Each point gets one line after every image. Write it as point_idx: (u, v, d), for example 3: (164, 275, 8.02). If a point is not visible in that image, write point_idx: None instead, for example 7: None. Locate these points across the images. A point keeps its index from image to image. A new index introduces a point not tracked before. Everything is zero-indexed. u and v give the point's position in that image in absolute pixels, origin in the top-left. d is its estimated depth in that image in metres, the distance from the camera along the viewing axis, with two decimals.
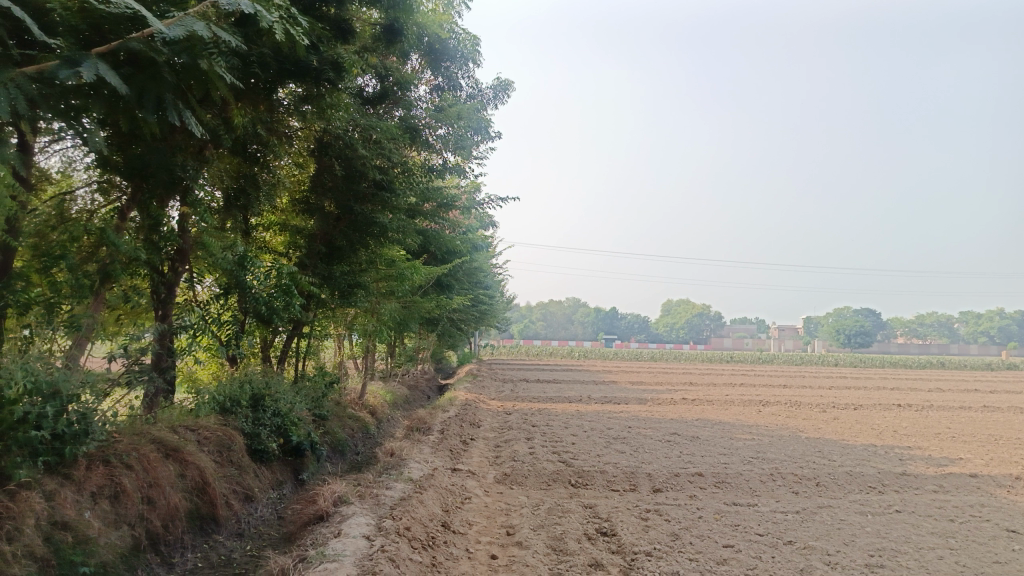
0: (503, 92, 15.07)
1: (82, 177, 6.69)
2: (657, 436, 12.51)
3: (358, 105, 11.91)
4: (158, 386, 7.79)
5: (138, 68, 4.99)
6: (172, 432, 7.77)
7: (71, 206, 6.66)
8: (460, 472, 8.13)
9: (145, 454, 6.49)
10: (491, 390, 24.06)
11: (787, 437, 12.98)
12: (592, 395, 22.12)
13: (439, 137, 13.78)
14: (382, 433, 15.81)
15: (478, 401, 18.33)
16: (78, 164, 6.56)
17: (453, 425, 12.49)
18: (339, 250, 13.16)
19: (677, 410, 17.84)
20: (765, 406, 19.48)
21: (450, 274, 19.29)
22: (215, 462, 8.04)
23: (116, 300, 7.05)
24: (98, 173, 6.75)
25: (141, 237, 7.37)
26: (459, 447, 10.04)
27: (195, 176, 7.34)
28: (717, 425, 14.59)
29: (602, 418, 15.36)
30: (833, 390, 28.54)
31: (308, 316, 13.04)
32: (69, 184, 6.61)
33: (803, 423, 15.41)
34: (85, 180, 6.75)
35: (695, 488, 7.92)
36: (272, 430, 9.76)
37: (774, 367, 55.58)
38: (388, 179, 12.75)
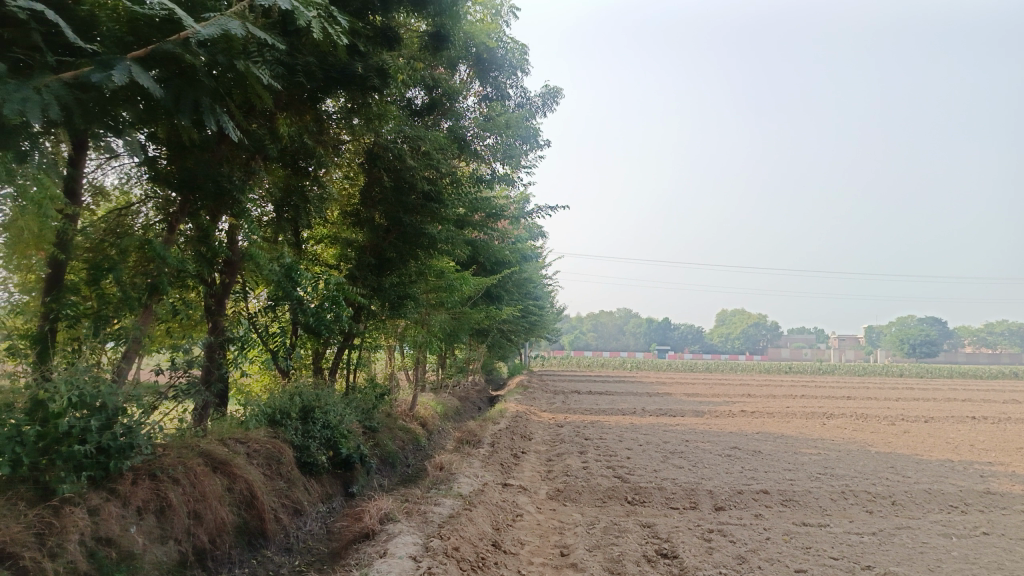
0: (552, 99, 14.83)
1: (140, 196, 6.89)
2: (716, 450, 12.02)
3: (406, 115, 11.86)
4: (206, 398, 7.77)
5: (174, 72, 4.90)
6: (221, 445, 7.71)
7: (128, 222, 6.80)
8: (512, 487, 7.86)
9: (192, 468, 6.39)
10: (542, 402, 23.75)
11: (856, 451, 12.32)
12: (646, 407, 21.59)
13: (488, 146, 13.58)
14: (433, 445, 15.65)
15: (529, 413, 18.04)
16: (135, 179, 6.74)
17: (504, 438, 12.23)
18: (388, 262, 13.08)
19: (736, 423, 17.23)
20: (829, 419, 18.68)
21: (500, 285, 19.10)
22: (264, 475, 7.95)
23: (164, 313, 6.98)
24: (156, 190, 6.86)
25: (190, 249, 7.31)
26: (510, 461, 9.77)
27: (241, 187, 7.23)
28: (779, 439, 13.98)
29: (658, 431, 14.89)
30: (900, 401, 27.31)
31: (358, 327, 12.98)
32: (127, 201, 6.84)
33: (871, 437, 14.67)
34: (143, 199, 6.93)
35: (760, 507, 7.48)
36: (322, 442, 9.65)
37: (835, 377, 53.77)
38: (436, 189, 12.65)
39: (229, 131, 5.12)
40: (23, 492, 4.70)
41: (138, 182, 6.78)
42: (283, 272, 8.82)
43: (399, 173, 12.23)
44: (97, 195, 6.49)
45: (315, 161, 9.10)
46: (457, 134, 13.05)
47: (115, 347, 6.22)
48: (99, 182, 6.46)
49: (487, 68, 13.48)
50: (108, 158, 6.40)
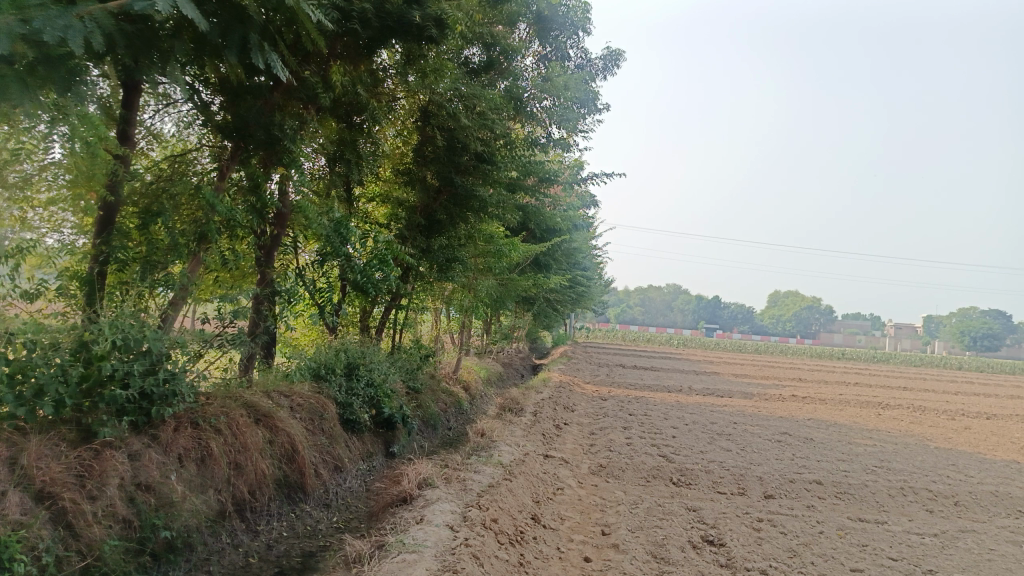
0: (614, 63, 14.31)
1: (197, 144, 6.85)
2: (765, 434, 11.62)
3: (463, 73, 11.57)
4: (252, 350, 7.78)
5: (223, 5, 4.73)
6: (265, 397, 7.69)
7: (184, 167, 6.75)
8: (553, 459, 7.67)
9: (235, 418, 6.35)
10: (586, 373, 23.51)
11: (913, 445, 11.79)
12: (692, 386, 21.16)
13: (545, 109, 13.21)
14: (475, 410, 15.60)
15: (573, 384, 17.83)
16: (193, 126, 6.66)
17: (547, 408, 12.05)
18: (438, 222, 12.90)
19: (785, 407, 16.73)
20: (884, 409, 17.99)
21: (550, 253, 18.81)
22: (306, 430, 7.92)
23: (213, 261, 6.87)
24: (215, 140, 6.88)
25: (241, 198, 7.20)
26: (553, 432, 9.58)
27: (293, 137, 7.04)
28: (831, 427, 13.49)
29: (705, 411, 14.54)
30: (960, 395, 26.19)
31: (406, 287, 12.89)
32: (185, 149, 6.80)
33: (930, 431, 14.03)
34: (200, 147, 6.89)
35: (813, 499, 7.15)
36: (365, 400, 9.61)
37: (890, 367, 52.13)
38: (490, 151, 12.39)
39: (278, 69, 5.07)
40: (65, 433, 4.70)
41: (195, 132, 6.76)
42: (333, 228, 8.70)
43: (453, 132, 12.01)
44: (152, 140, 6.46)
45: (369, 115, 8.92)
46: (515, 94, 12.71)
47: (163, 294, 6.19)
48: (156, 129, 6.44)
49: (547, 26, 13.12)
50: (166, 104, 6.35)
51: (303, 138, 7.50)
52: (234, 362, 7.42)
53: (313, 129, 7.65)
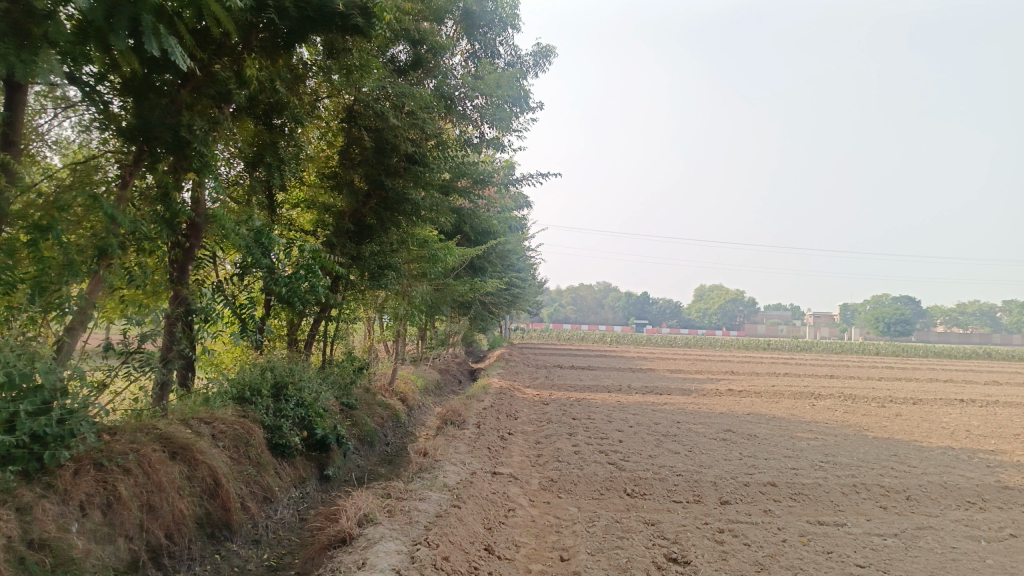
0: (545, 60, 13.98)
1: (100, 150, 6.07)
2: (710, 433, 11.52)
3: (389, 71, 11.04)
4: (165, 374, 7.11)
5: None
6: (183, 427, 7.00)
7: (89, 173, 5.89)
8: (502, 476, 7.24)
9: (146, 454, 5.67)
10: (524, 376, 23.22)
11: (853, 437, 11.92)
12: (630, 384, 21.13)
13: (476, 108, 12.80)
14: (413, 422, 15.05)
15: (513, 390, 17.48)
16: (94, 130, 5.96)
17: (490, 417, 11.63)
18: (369, 228, 12.31)
19: (724, 402, 16.81)
20: (818, 400, 18.35)
21: (484, 257, 18.41)
22: (231, 460, 7.27)
23: (116, 280, 6.10)
24: (120, 144, 6.09)
25: (147, 208, 6.44)
26: (498, 445, 9.16)
27: (204, 139, 6.43)
28: (772, 421, 13.55)
29: (647, 410, 14.41)
30: (883, 381, 27.11)
31: (336, 297, 12.24)
32: (87, 154, 6.01)
33: (865, 420, 14.27)
34: (103, 153, 6.08)
35: (769, 503, 6.97)
36: (295, 422, 8.96)
37: (815, 355, 53.85)
38: (421, 152, 11.90)
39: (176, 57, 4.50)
40: None
41: (96, 135, 6.01)
42: (254, 237, 8.04)
43: (380, 133, 11.44)
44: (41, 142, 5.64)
45: (290, 114, 8.34)
46: (444, 93, 12.22)
47: (61, 318, 5.45)
48: (47, 133, 5.66)
49: (475, 23, 12.70)
50: (61, 105, 5.66)
51: (215, 139, 6.84)
52: (145, 389, 6.72)
53: (226, 130, 7.01)
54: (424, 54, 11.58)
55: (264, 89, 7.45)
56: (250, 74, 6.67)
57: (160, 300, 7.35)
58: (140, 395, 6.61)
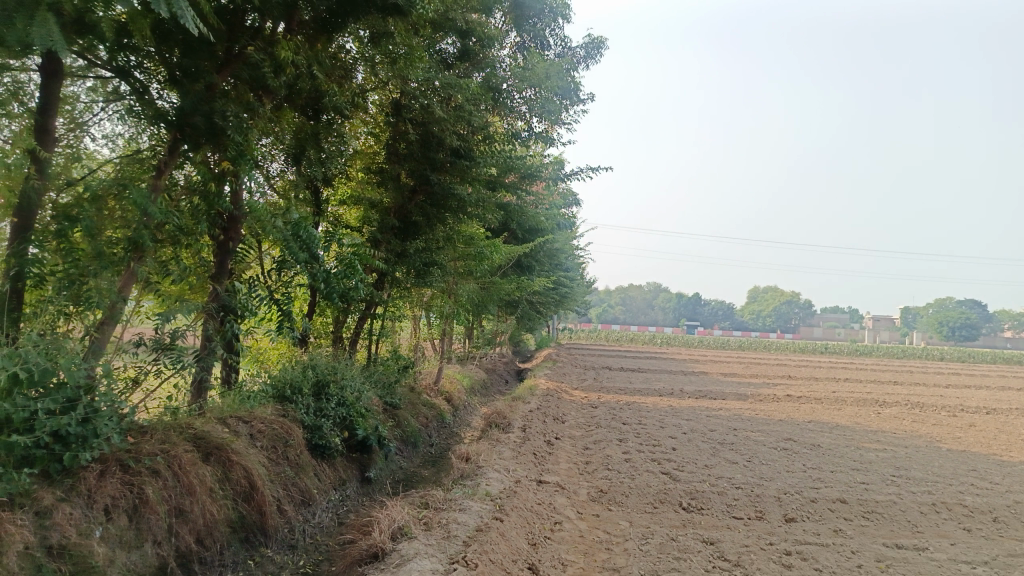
0: (596, 52, 13.47)
1: (146, 144, 5.94)
2: (770, 442, 10.89)
3: (435, 62, 10.75)
4: (203, 368, 6.96)
5: None
6: (219, 426, 6.79)
7: (126, 164, 5.75)
8: (548, 486, 6.83)
9: (177, 455, 5.43)
10: (572, 378, 22.75)
11: (925, 449, 11.12)
12: (682, 388, 20.47)
13: (524, 100, 12.37)
14: (458, 422, 14.76)
15: (561, 391, 17.04)
16: (132, 120, 5.78)
17: (536, 420, 11.23)
18: (414, 225, 12.04)
19: (782, 408, 16.06)
20: (883, 407, 17.40)
21: (532, 255, 18.01)
22: (268, 461, 7.04)
23: (151, 274, 5.90)
24: (157, 133, 5.93)
25: (182, 199, 6.29)
26: (544, 451, 8.75)
27: (239, 125, 6.22)
28: (835, 430, 12.80)
29: (700, 416, 13.80)
30: (952, 388, 25.73)
31: (381, 294, 12.00)
32: (132, 149, 5.87)
33: (936, 431, 13.37)
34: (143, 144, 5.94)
35: (839, 522, 6.40)
36: (336, 422, 8.70)
37: (875, 360, 51.87)
38: (467, 146, 11.59)
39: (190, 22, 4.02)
40: None
41: (133, 126, 5.79)
42: (292, 231, 7.72)
43: (426, 126, 11.15)
44: (78, 135, 5.41)
45: (332, 105, 8.09)
46: (492, 85, 11.84)
47: (97, 311, 5.26)
48: (89, 124, 5.50)
49: (524, 14, 12.31)
50: (99, 94, 5.53)
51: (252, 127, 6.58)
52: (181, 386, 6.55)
53: (264, 118, 6.76)
54: (472, 45, 11.25)
55: (301, 76, 7.14)
56: (285, 57, 6.39)
57: (197, 297, 7.11)
58: (175, 393, 6.43)
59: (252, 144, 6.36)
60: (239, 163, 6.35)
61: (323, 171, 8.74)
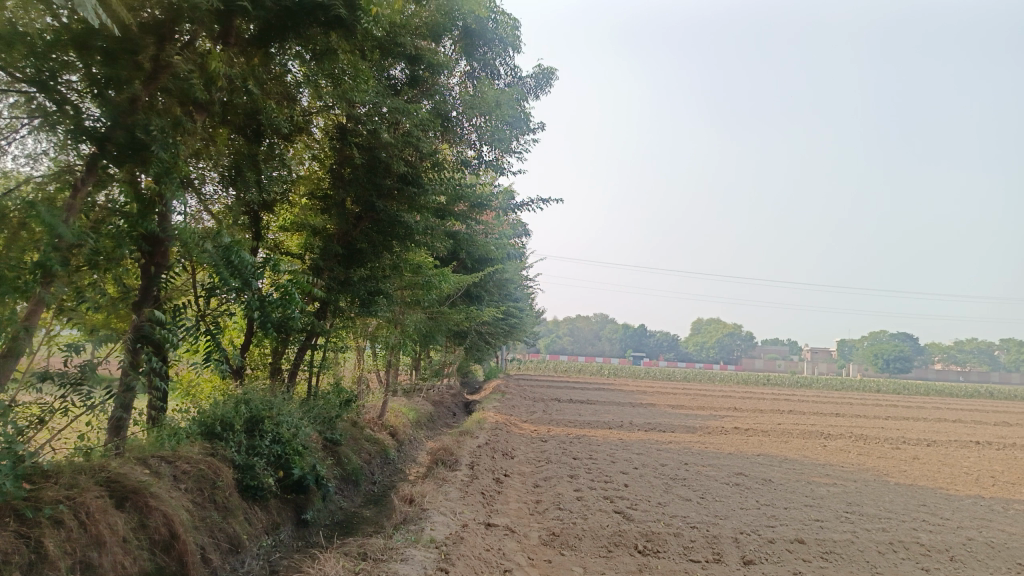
0: (547, 81, 13.37)
1: (64, 160, 5.31)
2: (721, 477, 10.71)
3: (384, 86, 10.45)
4: (121, 405, 6.40)
5: None
6: (138, 467, 6.24)
7: (38, 183, 5.16)
8: (496, 529, 6.43)
9: (84, 502, 4.88)
10: (521, 410, 22.40)
11: (874, 483, 11.11)
12: (632, 420, 20.30)
13: (474, 127, 12.09)
14: (402, 458, 14.21)
15: (510, 425, 16.66)
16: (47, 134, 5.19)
17: (484, 456, 10.82)
18: (359, 252, 11.61)
19: (731, 441, 15.99)
20: (828, 440, 17.52)
21: (481, 285, 17.71)
22: (192, 505, 6.48)
23: (66, 302, 5.28)
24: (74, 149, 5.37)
25: (96, 223, 5.66)
26: (492, 490, 8.35)
27: (165, 142, 5.78)
28: (784, 464, 12.73)
29: (651, 450, 13.58)
30: (891, 420, 26.25)
31: (323, 325, 11.48)
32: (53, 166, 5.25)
33: (883, 464, 13.44)
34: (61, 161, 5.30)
35: (799, 563, 6.18)
36: (270, 461, 8.15)
37: (816, 391, 52.94)
38: (416, 172, 11.27)
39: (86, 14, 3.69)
40: None
41: (52, 141, 5.25)
42: (222, 254, 7.21)
43: (373, 151, 10.80)
44: None
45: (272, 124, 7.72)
46: (441, 111, 11.55)
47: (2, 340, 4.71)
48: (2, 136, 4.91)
49: (475, 42, 12.13)
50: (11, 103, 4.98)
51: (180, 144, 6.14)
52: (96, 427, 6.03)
53: (194, 135, 6.34)
54: (420, 70, 10.99)
55: (236, 89, 6.96)
56: (216, 66, 6.02)
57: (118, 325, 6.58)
58: (89, 434, 5.86)
59: (179, 160, 5.94)
60: (164, 180, 5.87)
61: (261, 195, 8.34)
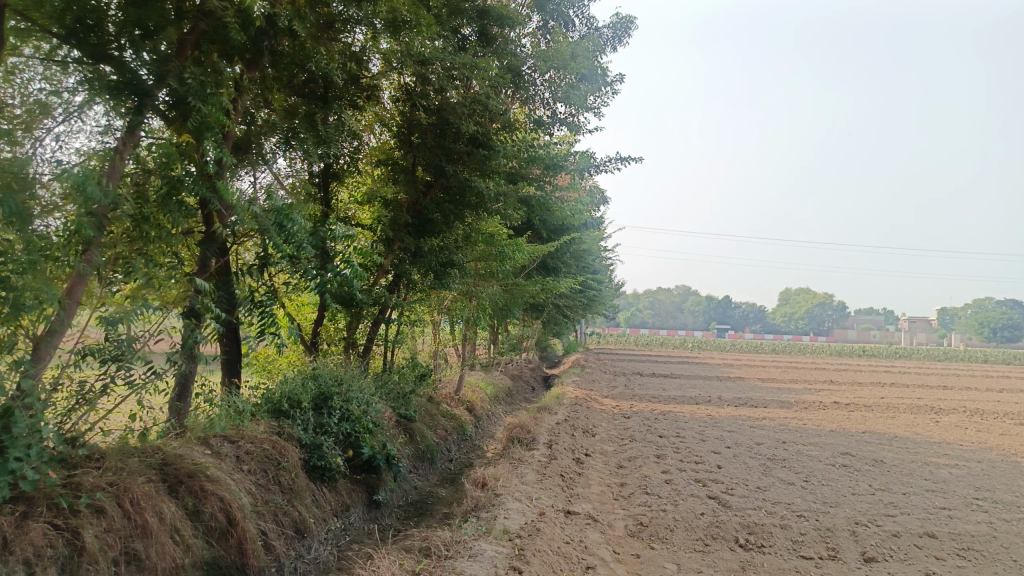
0: (624, 32, 12.41)
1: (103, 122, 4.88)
2: (825, 457, 9.76)
3: (450, 42, 9.78)
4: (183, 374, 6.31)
5: None
6: (200, 448, 5.97)
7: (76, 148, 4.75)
8: (577, 518, 5.80)
9: (129, 489, 4.54)
10: (602, 384, 21.69)
11: (1003, 464, 9.88)
12: (720, 394, 19.28)
13: (547, 83, 11.14)
14: (480, 434, 13.81)
15: (591, 400, 16.02)
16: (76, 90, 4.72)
17: (564, 433, 10.23)
18: (430, 221, 11.12)
19: (831, 417, 14.84)
20: (941, 415, 16.05)
21: (557, 255, 17.04)
22: (255, 488, 6.16)
23: (109, 266, 4.96)
24: (114, 108, 4.83)
25: (137, 193, 5.15)
26: (572, 472, 7.75)
27: (201, 93, 5.35)
28: (895, 442, 11.58)
29: (743, 426, 12.68)
30: (1006, 392, 24.08)
31: (395, 298, 11.07)
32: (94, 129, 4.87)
33: (1008, 443, 12.07)
34: (101, 123, 4.90)
35: (930, 562, 5.32)
36: (339, 439, 7.78)
37: (915, 363, 49.91)
38: (486, 134, 10.64)
39: None
40: None
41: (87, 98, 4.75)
42: (274, 219, 6.71)
43: (441, 112, 10.23)
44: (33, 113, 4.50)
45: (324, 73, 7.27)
46: (512, 68, 10.78)
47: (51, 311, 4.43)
48: (37, 93, 4.55)
49: None
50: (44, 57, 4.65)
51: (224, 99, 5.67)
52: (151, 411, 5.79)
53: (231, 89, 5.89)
54: (490, 25, 10.31)
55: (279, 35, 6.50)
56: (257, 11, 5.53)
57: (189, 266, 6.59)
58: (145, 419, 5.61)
59: (220, 114, 5.56)
60: (204, 135, 5.56)
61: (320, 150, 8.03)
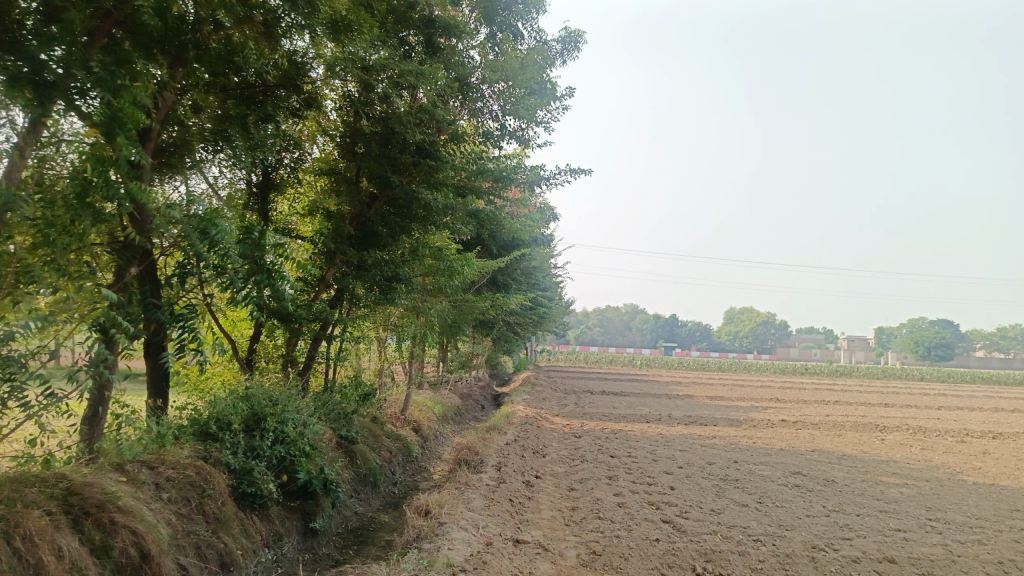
0: (574, 46, 12.28)
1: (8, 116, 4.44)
2: (776, 477, 9.63)
3: (397, 48, 9.43)
4: (94, 396, 5.70)
5: None
6: (114, 475, 5.44)
7: None
8: (526, 547, 5.46)
9: (21, 525, 4.02)
10: (552, 403, 21.42)
11: (949, 483, 9.92)
12: (670, 413, 19.19)
13: (497, 93, 10.86)
14: (426, 456, 13.34)
15: (541, 419, 15.71)
16: None
17: (513, 455, 9.88)
18: (375, 234, 10.74)
19: (779, 435, 14.84)
20: (885, 433, 16.24)
21: (507, 271, 16.75)
22: (176, 518, 5.63)
23: (13, 279, 4.39)
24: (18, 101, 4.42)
25: (40, 198, 4.66)
26: (521, 496, 7.39)
27: (111, 85, 4.92)
28: (843, 461, 11.57)
29: (693, 446, 12.53)
30: (943, 410, 24.69)
31: (337, 314, 10.58)
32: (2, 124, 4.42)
33: (951, 460, 12.20)
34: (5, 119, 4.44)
35: None
36: (273, 463, 7.26)
37: (855, 381, 51.17)
38: (434, 143, 10.32)
39: None
40: None
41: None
42: (198, 226, 6.23)
43: (386, 122, 9.88)
44: None
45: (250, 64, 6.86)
46: (461, 79, 10.48)
47: None
48: None
49: (495, 4, 11.06)
50: None
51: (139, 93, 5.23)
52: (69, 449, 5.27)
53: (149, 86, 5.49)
54: (437, 34, 10.02)
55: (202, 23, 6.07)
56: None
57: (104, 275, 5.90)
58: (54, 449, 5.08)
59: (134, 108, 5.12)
60: (115, 132, 5.05)
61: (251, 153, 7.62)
